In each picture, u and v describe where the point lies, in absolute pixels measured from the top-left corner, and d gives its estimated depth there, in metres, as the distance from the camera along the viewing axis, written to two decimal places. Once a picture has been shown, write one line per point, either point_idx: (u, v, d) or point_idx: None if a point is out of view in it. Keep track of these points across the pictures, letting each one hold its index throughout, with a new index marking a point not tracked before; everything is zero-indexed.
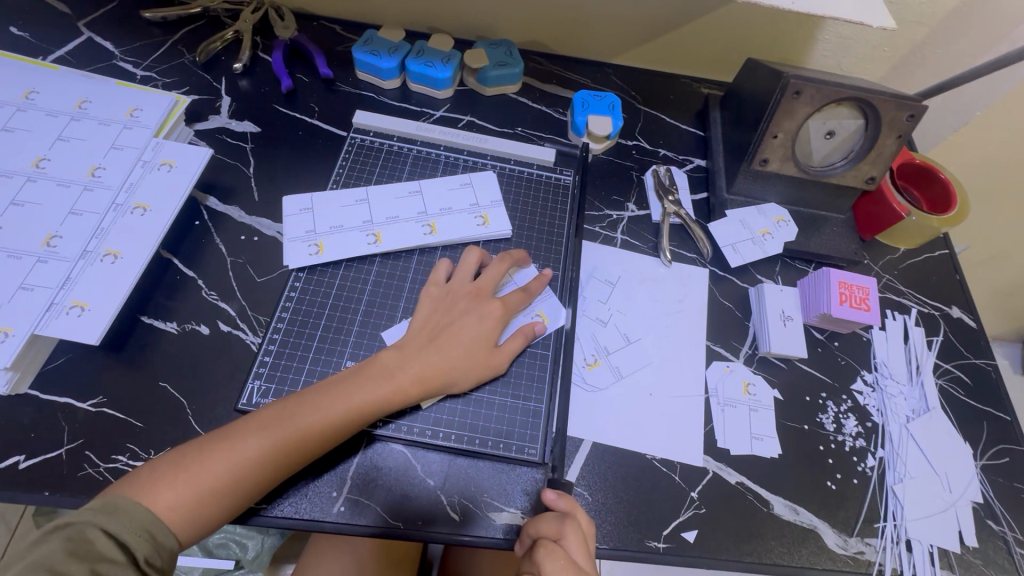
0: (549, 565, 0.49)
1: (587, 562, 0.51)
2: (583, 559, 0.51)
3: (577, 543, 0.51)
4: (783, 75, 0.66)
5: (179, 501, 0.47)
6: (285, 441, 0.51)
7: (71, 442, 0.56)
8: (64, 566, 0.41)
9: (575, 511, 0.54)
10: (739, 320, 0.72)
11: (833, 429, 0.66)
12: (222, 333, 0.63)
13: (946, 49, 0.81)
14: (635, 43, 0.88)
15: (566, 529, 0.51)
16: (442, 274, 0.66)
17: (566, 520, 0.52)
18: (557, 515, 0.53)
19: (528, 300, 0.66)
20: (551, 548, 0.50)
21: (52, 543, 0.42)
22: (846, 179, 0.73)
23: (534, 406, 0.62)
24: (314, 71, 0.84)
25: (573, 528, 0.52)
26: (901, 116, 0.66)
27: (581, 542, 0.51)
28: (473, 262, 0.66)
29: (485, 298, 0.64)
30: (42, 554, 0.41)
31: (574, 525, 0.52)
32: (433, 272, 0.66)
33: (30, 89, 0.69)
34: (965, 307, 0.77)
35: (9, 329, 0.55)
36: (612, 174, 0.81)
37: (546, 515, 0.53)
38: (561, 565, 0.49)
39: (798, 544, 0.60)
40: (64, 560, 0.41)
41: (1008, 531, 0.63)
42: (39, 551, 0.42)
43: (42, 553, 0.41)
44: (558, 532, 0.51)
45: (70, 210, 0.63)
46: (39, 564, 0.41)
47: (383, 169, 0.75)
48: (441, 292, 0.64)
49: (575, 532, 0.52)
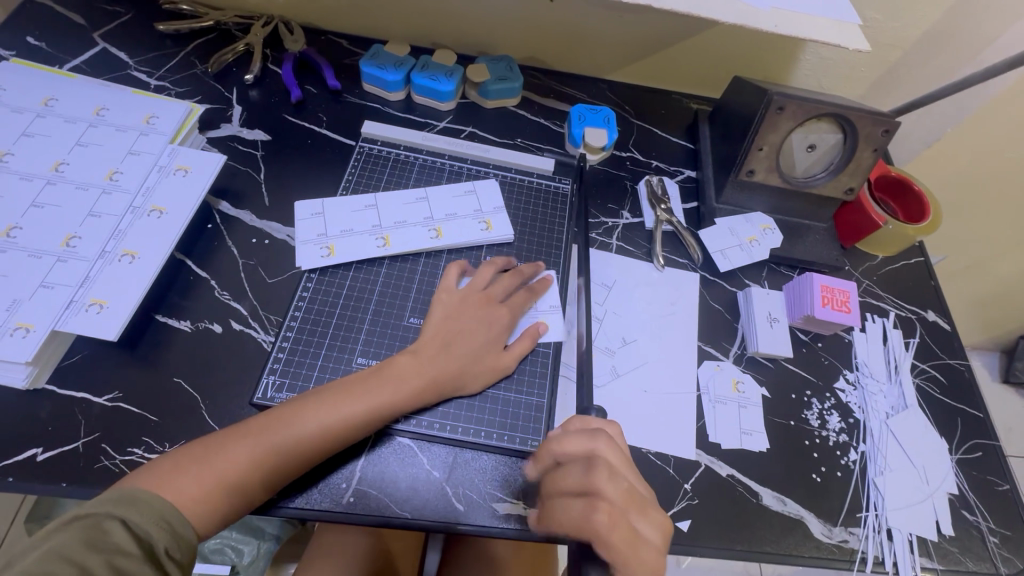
0: (610, 487, 0.50)
1: (627, 471, 0.53)
2: (626, 471, 0.53)
3: (616, 456, 0.53)
4: (768, 91, 0.70)
5: (199, 494, 0.49)
6: (303, 438, 0.54)
7: (88, 435, 0.58)
8: (82, 557, 0.42)
9: (598, 428, 0.56)
10: (729, 322, 0.76)
11: (817, 424, 0.69)
12: (234, 331, 0.66)
13: (919, 70, 0.87)
14: (628, 61, 0.93)
15: (602, 445, 0.53)
16: (452, 279, 0.68)
17: (598, 438, 0.54)
18: (587, 437, 0.54)
19: (533, 296, 0.70)
20: (605, 470, 0.51)
21: (69, 532, 0.43)
22: (827, 190, 0.78)
23: (536, 401, 0.65)
24: (322, 83, 0.87)
25: (608, 444, 0.54)
26: (876, 131, 0.71)
27: (619, 455, 0.54)
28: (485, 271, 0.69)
29: (492, 303, 0.67)
30: (60, 542, 0.42)
31: (607, 439, 0.54)
32: (444, 277, 0.68)
33: (50, 96, 0.72)
34: (940, 311, 0.81)
35: (31, 326, 0.57)
36: (607, 182, 0.85)
37: (576, 439, 0.54)
38: (621, 484, 0.51)
39: (787, 533, 0.63)
40: (81, 550, 0.42)
41: (981, 521, 0.67)
42: (56, 540, 0.43)
43: (58, 543, 0.42)
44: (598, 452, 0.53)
45: (88, 212, 0.65)
46: (58, 554, 0.42)
47: (390, 177, 0.78)
48: (453, 298, 0.66)
49: (609, 446, 0.53)
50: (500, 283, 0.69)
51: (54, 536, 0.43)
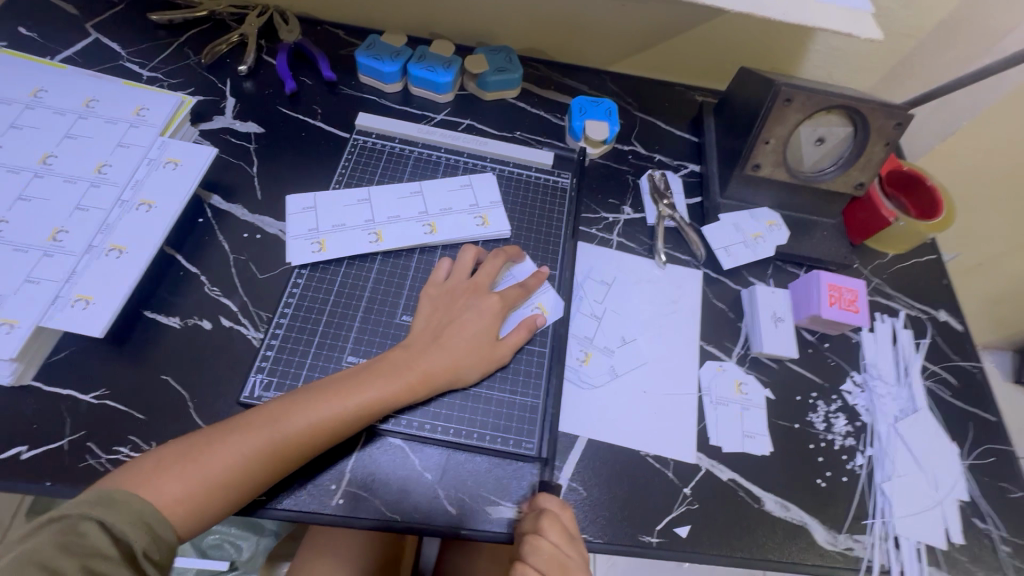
0: (535, 562, 0.51)
1: (572, 548, 0.53)
2: (568, 547, 0.53)
3: (558, 534, 0.53)
4: (774, 83, 0.68)
5: (183, 495, 0.48)
6: (291, 436, 0.52)
7: (74, 433, 0.57)
8: (56, 562, 0.42)
9: (555, 505, 0.55)
10: (732, 321, 0.74)
11: (823, 428, 0.67)
12: (224, 328, 0.64)
13: (934, 60, 0.84)
14: (632, 52, 0.91)
15: (544, 524, 0.53)
16: (442, 274, 0.67)
17: (543, 516, 0.54)
18: (535, 512, 0.55)
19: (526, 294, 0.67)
20: (535, 544, 0.52)
21: (43, 535, 0.42)
22: (836, 184, 0.75)
23: (531, 402, 0.64)
24: (317, 75, 0.86)
25: (551, 523, 0.53)
26: (888, 124, 0.68)
27: (564, 532, 0.53)
28: (470, 260, 0.68)
29: (482, 294, 0.65)
30: (33, 546, 0.42)
31: (551, 518, 0.54)
32: (434, 270, 0.67)
33: (39, 87, 0.71)
34: (952, 311, 0.79)
35: (14, 322, 0.56)
36: (608, 177, 0.83)
37: (527, 514, 0.55)
38: (546, 560, 0.51)
39: (789, 539, 0.61)
40: (54, 554, 0.42)
41: (993, 529, 0.65)
42: (31, 543, 0.42)
43: (33, 546, 0.42)
44: (537, 528, 0.53)
45: (76, 206, 0.64)
46: (30, 559, 0.41)
47: (385, 171, 0.77)
48: (441, 292, 0.65)
49: (553, 526, 0.53)
50: (485, 271, 0.67)
51: (28, 539, 0.42)
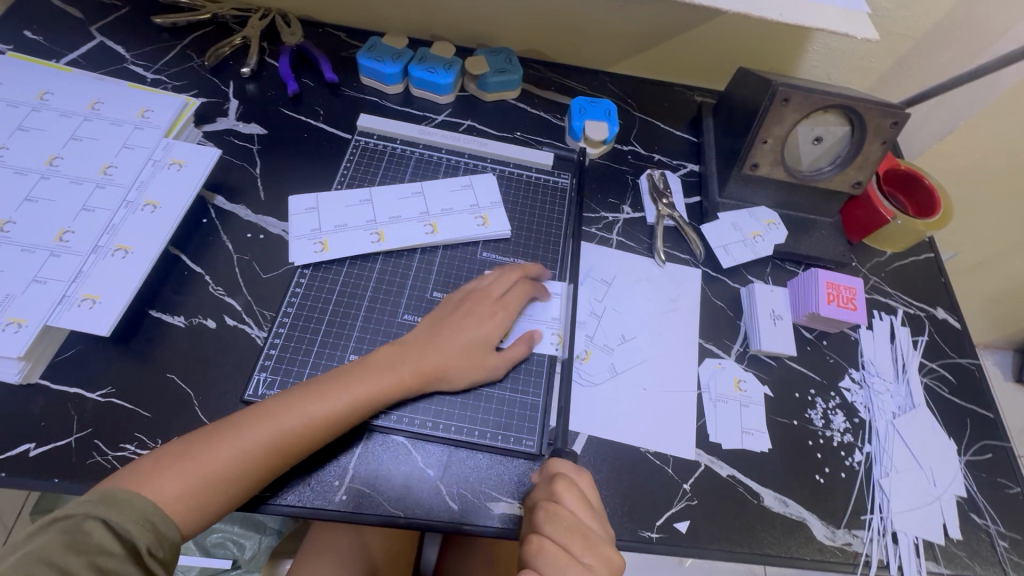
0: (553, 528, 0.52)
1: (589, 514, 0.53)
2: (585, 513, 0.53)
3: (574, 499, 0.53)
4: (772, 83, 0.69)
5: (184, 491, 0.49)
6: (289, 432, 0.53)
7: (81, 431, 0.57)
8: (62, 560, 0.42)
9: (569, 471, 0.56)
10: (731, 319, 0.74)
11: (821, 424, 0.68)
12: (228, 327, 0.65)
13: (932, 60, 0.84)
14: (631, 53, 0.91)
15: (559, 489, 0.54)
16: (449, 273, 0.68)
17: (557, 481, 0.54)
18: (548, 481, 0.55)
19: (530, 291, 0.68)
20: (550, 512, 0.52)
21: (48, 534, 0.43)
22: (834, 183, 0.76)
23: (531, 400, 0.64)
24: (319, 76, 0.86)
25: (566, 487, 0.54)
26: (885, 123, 0.68)
27: (581, 498, 0.54)
28: None
29: (482, 292, 0.66)
30: (39, 545, 0.43)
31: (566, 483, 0.54)
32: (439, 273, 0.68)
33: (45, 90, 0.72)
34: (950, 309, 0.79)
35: (22, 321, 0.57)
36: (608, 177, 0.84)
37: (540, 484, 0.56)
38: (564, 526, 0.52)
39: (788, 535, 0.61)
40: (60, 552, 0.42)
41: (990, 524, 0.65)
42: (37, 542, 0.43)
43: (38, 544, 0.43)
44: (553, 495, 0.54)
45: (81, 207, 0.64)
46: (36, 557, 0.42)
47: (387, 172, 0.77)
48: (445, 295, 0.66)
49: (570, 491, 0.53)
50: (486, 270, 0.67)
51: (34, 539, 0.43)
